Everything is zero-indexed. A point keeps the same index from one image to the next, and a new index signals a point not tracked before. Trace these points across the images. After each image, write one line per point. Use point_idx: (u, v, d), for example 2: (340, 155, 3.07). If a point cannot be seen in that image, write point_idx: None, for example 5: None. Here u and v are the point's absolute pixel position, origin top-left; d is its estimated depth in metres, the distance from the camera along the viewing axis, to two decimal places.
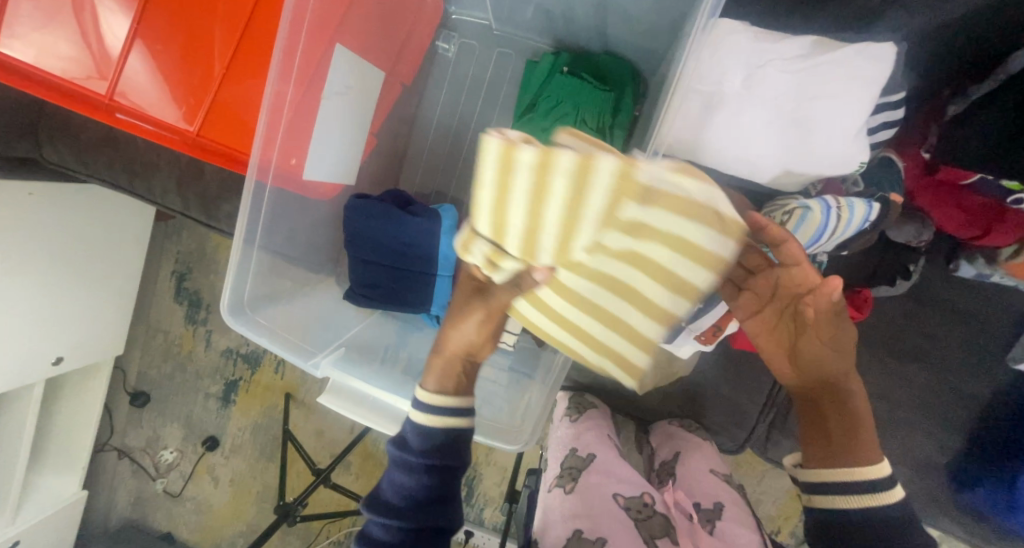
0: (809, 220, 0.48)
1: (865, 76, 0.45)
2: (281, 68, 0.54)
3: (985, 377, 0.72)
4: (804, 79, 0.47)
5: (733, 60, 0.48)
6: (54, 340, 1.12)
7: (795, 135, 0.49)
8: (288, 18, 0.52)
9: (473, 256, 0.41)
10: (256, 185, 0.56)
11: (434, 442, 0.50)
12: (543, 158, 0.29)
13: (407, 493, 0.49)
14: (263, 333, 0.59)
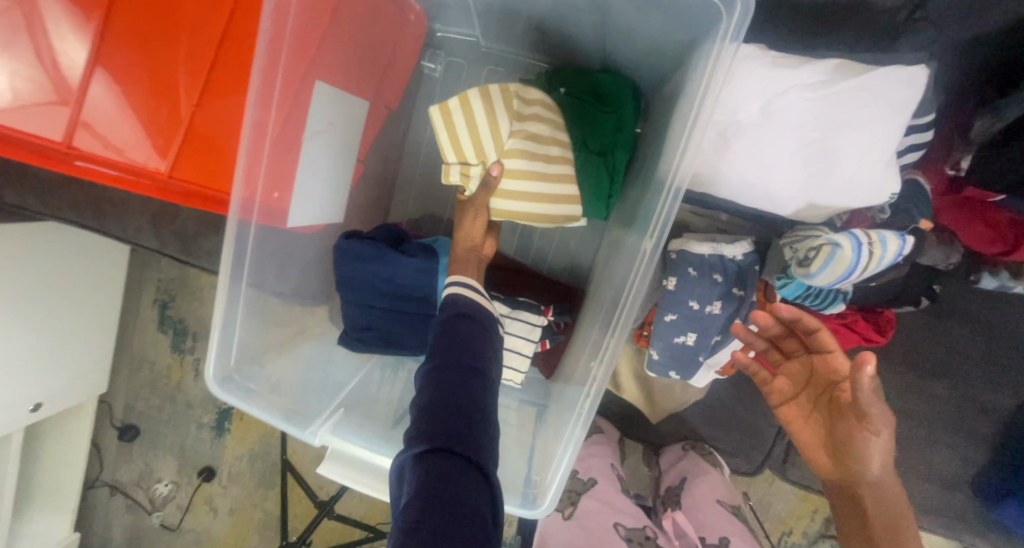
0: (839, 258, 0.44)
1: (895, 101, 0.42)
2: (261, 96, 0.50)
3: (1009, 389, 0.69)
4: (831, 105, 0.43)
5: (749, 87, 0.45)
6: (35, 384, 1.04)
7: (822, 164, 0.45)
8: (265, 41, 0.48)
9: (454, 175, 0.59)
10: (238, 223, 0.52)
11: (463, 303, 0.52)
12: (465, 95, 0.55)
13: (444, 340, 0.47)
14: (255, 400, 0.56)
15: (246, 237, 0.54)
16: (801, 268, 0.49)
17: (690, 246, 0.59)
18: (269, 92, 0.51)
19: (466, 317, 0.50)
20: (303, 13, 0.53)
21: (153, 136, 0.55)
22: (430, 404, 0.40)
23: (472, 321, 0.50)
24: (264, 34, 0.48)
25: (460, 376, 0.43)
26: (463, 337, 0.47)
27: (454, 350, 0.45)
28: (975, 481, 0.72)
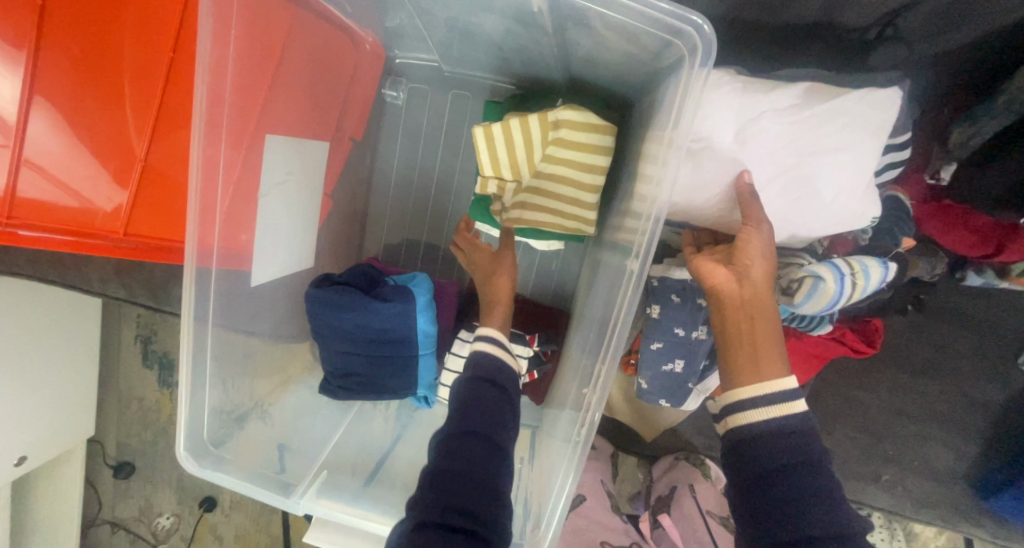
0: (823, 291, 0.43)
1: (867, 126, 0.41)
2: (208, 148, 0.48)
3: (998, 382, 0.69)
4: (803, 129, 0.42)
5: (724, 113, 0.42)
6: (18, 437, 1.01)
7: (797, 189, 0.44)
8: (205, 93, 0.46)
9: (488, 186, 0.65)
10: (197, 277, 0.50)
11: (488, 362, 0.50)
12: (508, 123, 0.59)
13: (472, 399, 0.45)
14: (234, 469, 0.55)
15: (206, 302, 0.52)
16: (784, 297, 0.47)
17: (671, 269, 0.57)
18: (217, 143, 0.49)
19: (484, 382, 0.47)
20: (246, 55, 0.50)
21: (108, 200, 0.56)
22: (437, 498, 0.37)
23: (491, 385, 0.47)
24: (202, 86, 0.45)
25: (472, 457, 0.40)
26: (481, 407, 0.44)
27: (484, 414, 0.44)
28: (972, 475, 0.72)
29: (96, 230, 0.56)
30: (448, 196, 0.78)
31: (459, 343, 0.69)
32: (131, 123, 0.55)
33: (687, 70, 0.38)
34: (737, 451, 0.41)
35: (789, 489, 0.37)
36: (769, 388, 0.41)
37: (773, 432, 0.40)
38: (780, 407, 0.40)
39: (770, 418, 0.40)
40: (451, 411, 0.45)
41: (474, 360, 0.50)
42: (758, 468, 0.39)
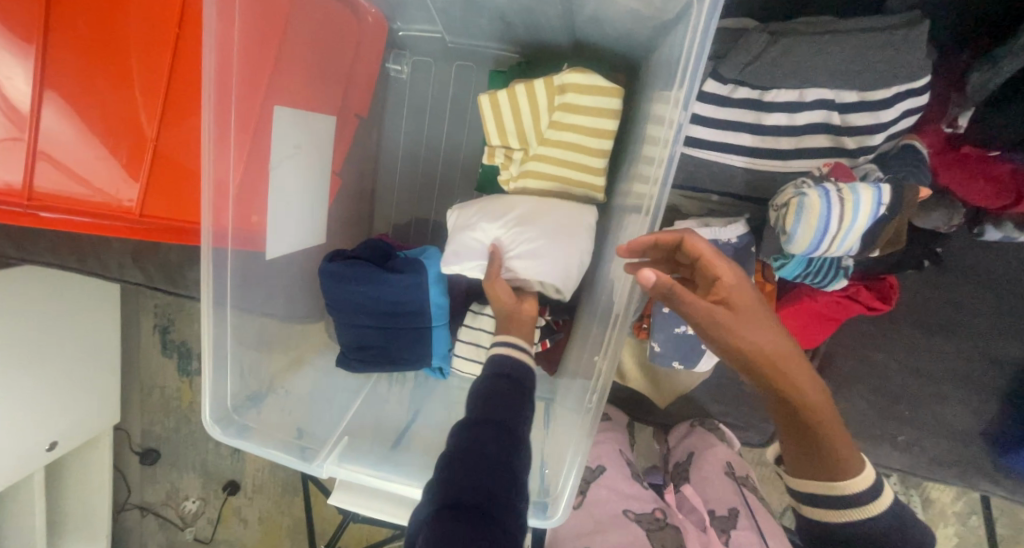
0: (809, 206, 0.44)
1: (484, 198, 0.64)
2: (217, 128, 0.48)
3: (1017, 340, 0.68)
4: (483, 208, 0.62)
5: (474, 241, 0.61)
6: (46, 424, 1.05)
7: (531, 214, 0.60)
8: (212, 72, 0.46)
9: (496, 159, 0.65)
10: (213, 255, 0.51)
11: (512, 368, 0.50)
12: (513, 89, 0.60)
13: (487, 396, 0.45)
14: (257, 437, 0.56)
15: (223, 278, 0.53)
16: (781, 235, 0.48)
17: None
18: (225, 123, 0.49)
19: (501, 376, 0.48)
20: (251, 30, 0.50)
21: (123, 182, 0.56)
22: (460, 475, 0.36)
23: (512, 380, 0.49)
24: (208, 65, 0.46)
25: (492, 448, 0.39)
26: (502, 398, 0.45)
27: (498, 412, 0.43)
28: (989, 435, 0.71)
29: (112, 213, 0.57)
30: (456, 169, 0.77)
31: (472, 316, 0.70)
32: (141, 107, 0.56)
33: (691, 18, 0.38)
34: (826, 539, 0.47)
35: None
36: (831, 488, 0.45)
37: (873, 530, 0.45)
38: (854, 511, 0.44)
39: (845, 518, 0.45)
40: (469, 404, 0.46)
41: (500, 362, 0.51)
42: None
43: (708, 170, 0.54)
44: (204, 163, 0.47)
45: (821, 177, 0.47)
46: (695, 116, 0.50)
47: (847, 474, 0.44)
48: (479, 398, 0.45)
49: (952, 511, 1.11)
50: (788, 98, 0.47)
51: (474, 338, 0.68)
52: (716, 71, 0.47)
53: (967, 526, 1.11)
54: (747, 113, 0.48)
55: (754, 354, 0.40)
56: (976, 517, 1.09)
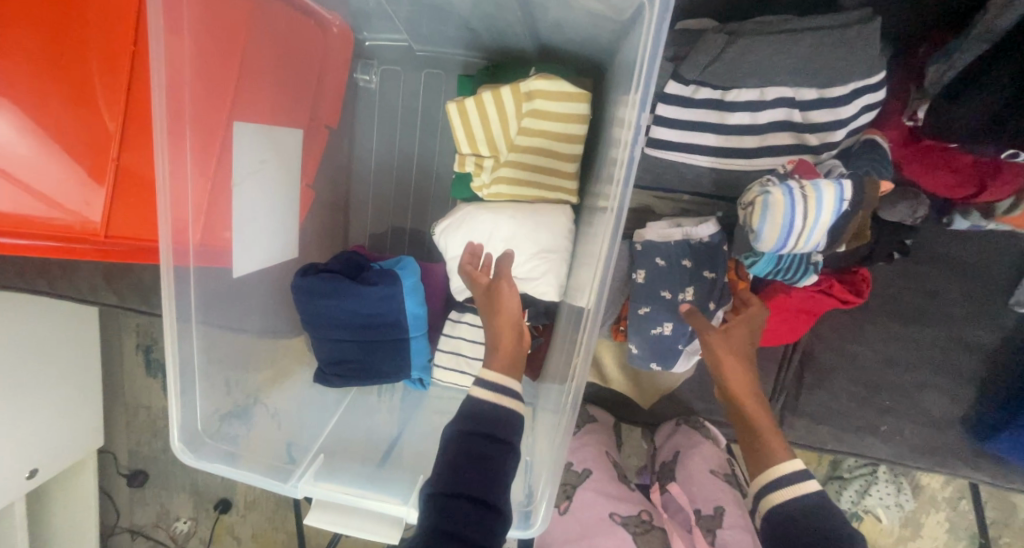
0: (773, 203, 0.44)
1: (458, 223, 0.67)
2: (171, 145, 0.47)
3: (991, 326, 0.69)
4: (465, 240, 0.67)
5: None
6: (25, 451, 1.02)
7: (508, 238, 0.64)
8: (162, 90, 0.45)
9: (467, 166, 0.66)
10: (175, 274, 0.50)
11: (479, 408, 0.48)
12: (480, 98, 0.59)
13: (463, 456, 0.44)
14: (229, 456, 0.54)
15: (187, 298, 0.52)
16: (749, 233, 0.48)
17: (657, 235, 0.58)
18: (180, 141, 0.48)
19: (480, 435, 0.46)
20: (205, 47, 0.50)
21: (85, 204, 0.56)
22: None
23: (491, 438, 0.46)
24: (158, 84, 0.45)
25: (467, 527, 0.40)
26: (480, 465, 0.43)
27: (475, 478, 0.42)
28: (967, 420, 0.71)
29: (77, 236, 0.56)
30: (429, 177, 0.76)
31: (450, 324, 0.70)
32: (101, 128, 0.55)
33: (643, 22, 0.38)
34: (779, 530, 0.46)
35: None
36: (768, 475, 0.49)
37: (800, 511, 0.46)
38: (793, 488, 0.47)
39: (797, 495, 0.47)
40: (444, 463, 0.44)
41: (463, 414, 0.48)
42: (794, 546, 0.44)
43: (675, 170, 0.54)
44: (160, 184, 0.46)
45: (784, 175, 0.47)
46: (659, 118, 0.50)
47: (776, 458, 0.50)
48: (453, 466, 0.43)
49: (942, 496, 1.12)
50: (749, 97, 0.47)
51: (453, 346, 0.68)
52: (677, 72, 0.47)
53: (957, 510, 1.12)
54: (710, 112, 0.48)
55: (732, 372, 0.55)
56: (966, 501, 1.11)
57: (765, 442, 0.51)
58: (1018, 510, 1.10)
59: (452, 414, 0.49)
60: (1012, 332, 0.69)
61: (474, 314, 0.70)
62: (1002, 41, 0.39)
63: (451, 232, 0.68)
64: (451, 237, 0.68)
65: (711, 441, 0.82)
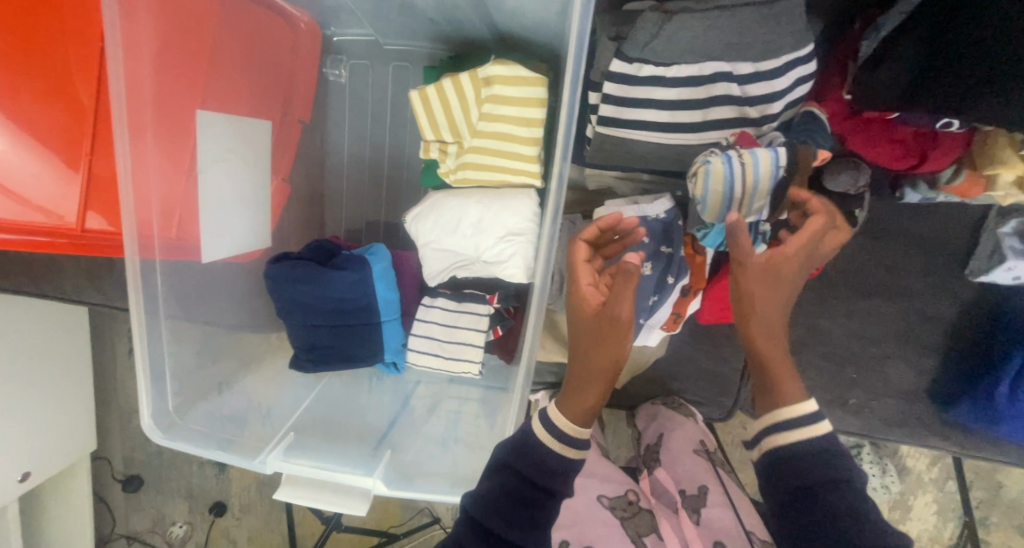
0: (711, 169, 0.46)
1: (427, 210, 0.70)
2: (129, 135, 0.49)
3: (950, 296, 0.70)
4: (432, 224, 0.69)
5: (440, 251, 0.70)
6: (19, 453, 1.04)
7: (474, 224, 0.66)
8: (121, 82, 0.48)
9: (432, 152, 0.68)
10: (140, 264, 0.53)
11: (543, 465, 0.43)
12: (441, 85, 0.62)
13: (508, 505, 0.42)
14: (199, 439, 0.56)
15: (152, 284, 0.54)
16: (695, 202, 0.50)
17: (614, 212, 0.59)
18: (140, 132, 0.51)
19: (523, 478, 0.43)
20: (164, 43, 0.52)
21: (60, 199, 0.58)
22: None
23: (535, 483, 0.43)
24: (116, 76, 0.48)
25: None
26: (511, 508, 0.42)
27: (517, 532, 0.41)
28: (933, 391, 0.72)
29: (54, 230, 0.59)
30: (399, 169, 0.78)
31: (423, 309, 0.72)
32: (72, 126, 0.57)
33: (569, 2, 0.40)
34: (773, 467, 0.41)
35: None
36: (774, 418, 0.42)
37: (800, 452, 0.40)
38: (803, 433, 0.40)
39: (796, 442, 0.40)
40: (486, 503, 0.43)
41: (511, 444, 0.45)
42: (787, 486, 0.40)
43: (625, 147, 0.55)
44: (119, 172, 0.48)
45: (727, 146, 0.49)
46: (608, 97, 0.51)
47: (785, 401, 0.42)
48: (483, 497, 0.43)
49: (929, 478, 1.13)
50: (689, 72, 0.48)
51: (425, 330, 0.70)
52: (620, 50, 0.49)
53: (944, 492, 1.13)
54: (654, 87, 0.50)
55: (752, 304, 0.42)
56: (952, 482, 1.11)
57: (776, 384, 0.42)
58: (1005, 490, 1.11)
59: (509, 436, 0.47)
60: (971, 302, 0.70)
61: (447, 297, 0.72)
62: (909, 17, 0.43)
63: (422, 219, 0.70)
64: (420, 222, 0.70)
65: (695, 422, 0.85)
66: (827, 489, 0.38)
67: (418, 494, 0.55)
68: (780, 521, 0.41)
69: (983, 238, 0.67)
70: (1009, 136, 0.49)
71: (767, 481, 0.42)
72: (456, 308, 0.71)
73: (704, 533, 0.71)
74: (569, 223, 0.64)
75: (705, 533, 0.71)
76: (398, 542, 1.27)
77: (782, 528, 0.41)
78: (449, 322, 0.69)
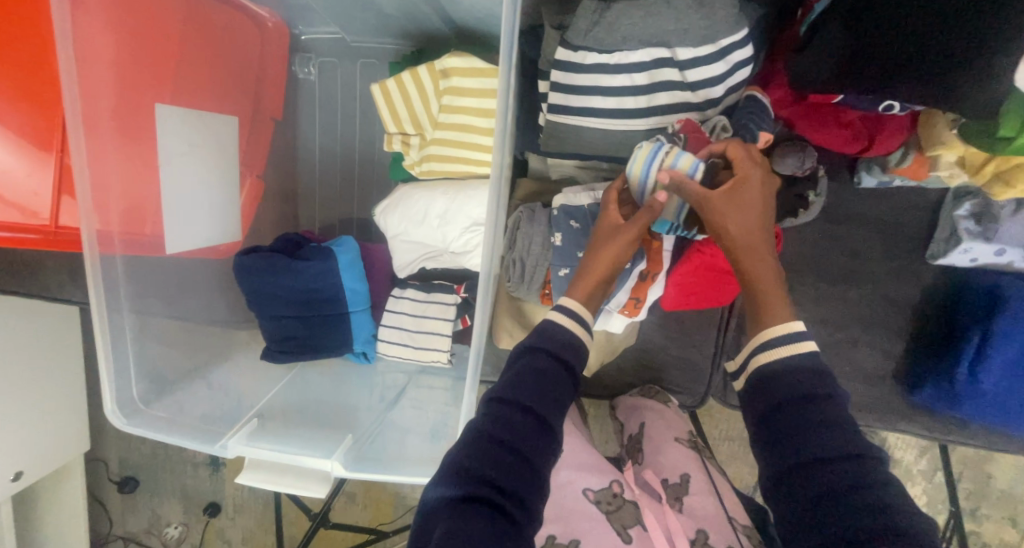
0: (636, 156, 0.50)
1: (393, 204, 0.70)
2: (83, 125, 0.50)
3: (912, 280, 0.71)
4: (398, 217, 0.70)
5: (409, 244, 0.71)
6: (12, 453, 1.05)
7: (439, 216, 0.66)
8: (73, 82, 0.48)
9: (395, 146, 0.69)
10: (101, 260, 0.54)
11: (560, 339, 0.46)
12: (401, 78, 0.64)
13: (536, 373, 0.44)
14: (162, 425, 0.57)
15: (114, 276, 0.56)
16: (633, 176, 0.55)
17: (570, 200, 0.61)
18: (95, 124, 0.52)
19: (544, 352, 0.46)
20: (119, 37, 0.53)
21: (34, 195, 0.60)
22: (481, 466, 0.39)
23: (555, 355, 0.46)
24: (68, 77, 0.48)
25: (526, 439, 0.41)
26: (540, 381, 0.43)
27: (541, 397, 0.43)
28: (898, 373, 0.73)
29: (29, 228, 0.60)
30: (370, 163, 0.80)
31: (393, 300, 0.72)
32: (42, 124, 0.59)
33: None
34: (756, 388, 0.43)
35: (827, 455, 0.36)
36: (767, 337, 0.43)
37: (779, 368, 0.41)
38: (790, 346, 0.42)
39: (782, 355, 0.42)
40: (513, 374, 0.44)
41: (539, 330, 0.48)
42: (768, 404, 0.41)
43: (575, 136, 0.56)
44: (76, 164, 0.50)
45: (674, 134, 0.51)
46: (554, 84, 0.53)
47: (773, 321, 0.43)
48: (516, 378, 0.44)
49: (917, 470, 1.12)
50: (631, 60, 0.50)
51: (396, 321, 0.70)
52: (564, 39, 0.51)
53: (933, 483, 1.12)
54: (598, 76, 0.51)
55: (728, 232, 0.45)
56: (941, 473, 1.10)
57: (764, 300, 0.44)
58: (994, 480, 1.10)
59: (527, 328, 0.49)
60: (933, 285, 0.71)
61: (416, 288, 0.72)
62: (827, 7, 0.44)
63: (390, 212, 0.71)
64: (387, 216, 0.71)
65: (673, 410, 0.86)
66: (804, 400, 0.39)
67: (374, 476, 0.55)
68: (760, 443, 0.41)
69: (941, 221, 0.68)
70: (944, 118, 0.49)
71: (749, 402, 0.43)
72: (425, 298, 0.71)
73: (688, 521, 0.73)
74: (529, 211, 0.65)
75: (688, 521, 0.73)
76: (389, 540, 1.28)
77: (761, 451, 0.41)
78: (418, 312, 0.70)
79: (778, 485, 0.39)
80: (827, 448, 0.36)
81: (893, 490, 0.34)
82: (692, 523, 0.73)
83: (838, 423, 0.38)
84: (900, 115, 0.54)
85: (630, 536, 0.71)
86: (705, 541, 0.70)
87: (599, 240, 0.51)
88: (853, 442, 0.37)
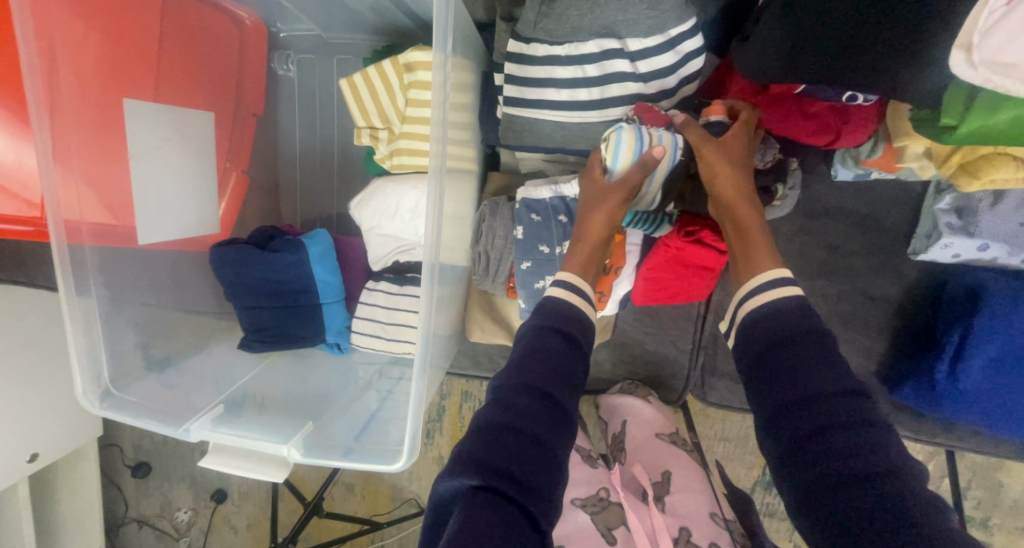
0: (622, 139, 0.49)
1: (364, 199, 0.71)
2: (48, 119, 0.52)
3: (893, 276, 0.69)
4: (368, 210, 0.70)
5: (380, 238, 0.72)
6: (29, 435, 1.08)
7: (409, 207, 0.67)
8: (37, 78, 0.50)
9: (366, 140, 0.70)
10: (70, 250, 0.56)
11: (553, 309, 0.48)
12: (368, 73, 0.65)
13: (531, 353, 0.44)
14: (133, 405, 0.59)
15: (85, 265, 0.57)
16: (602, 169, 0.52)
17: (532, 194, 0.61)
18: (61, 118, 0.53)
19: (550, 330, 0.46)
20: (84, 35, 0.55)
21: (24, 187, 0.63)
22: (484, 451, 0.37)
23: (560, 337, 0.46)
24: (32, 70, 0.50)
25: (532, 418, 0.40)
26: (542, 360, 0.43)
27: (541, 375, 0.42)
28: (885, 374, 0.71)
29: (24, 220, 0.64)
30: (349, 157, 0.81)
31: (367, 293, 0.73)
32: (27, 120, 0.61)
33: None
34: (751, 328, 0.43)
35: (817, 391, 0.37)
36: (762, 277, 0.44)
37: (769, 310, 0.42)
38: (779, 289, 0.43)
39: (779, 297, 0.42)
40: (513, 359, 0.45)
41: (541, 309, 0.48)
42: (761, 342, 0.42)
43: (531, 129, 0.55)
44: (40, 159, 0.52)
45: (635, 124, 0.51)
46: (509, 77, 0.53)
47: (760, 267, 0.45)
48: (513, 364, 0.44)
49: None
50: (579, 51, 0.50)
51: (369, 313, 0.71)
52: (517, 32, 0.51)
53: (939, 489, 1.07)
54: (549, 70, 0.51)
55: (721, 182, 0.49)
56: (947, 479, 1.05)
57: (750, 244, 0.47)
58: (1006, 489, 1.04)
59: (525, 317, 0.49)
60: (915, 280, 0.69)
61: (390, 281, 0.73)
62: None
63: (364, 206, 0.71)
64: (359, 209, 0.72)
65: (653, 405, 0.85)
66: (790, 340, 0.40)
67: (330, 461, 0.55)
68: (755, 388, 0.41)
69: (923, 215, 0.65)
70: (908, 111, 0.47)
71: (740, 349, 0.44)
72: (398, 290, 0.72)
73: (672, 520, 0.73)
74: (494, 204, 0.65)
75: (672, 519, 0.74)
76: (386, 529, 1.30)
77: (756, 395, 0.41)
78: (391, 304, 0.70)
79: (769, 425, 0.39)
80: (814, 384, 0.37)
81: (885, 426, 0.35)
82: (674, 523, 0.73)
83: (828, 359, 0.38)
84: (865, 104, 0.52)
85: (614, 539, 0.71)
86: (688, 539, 0.71)
87: (587, 213, 0.52)
88: (845, 375, 0.37)
